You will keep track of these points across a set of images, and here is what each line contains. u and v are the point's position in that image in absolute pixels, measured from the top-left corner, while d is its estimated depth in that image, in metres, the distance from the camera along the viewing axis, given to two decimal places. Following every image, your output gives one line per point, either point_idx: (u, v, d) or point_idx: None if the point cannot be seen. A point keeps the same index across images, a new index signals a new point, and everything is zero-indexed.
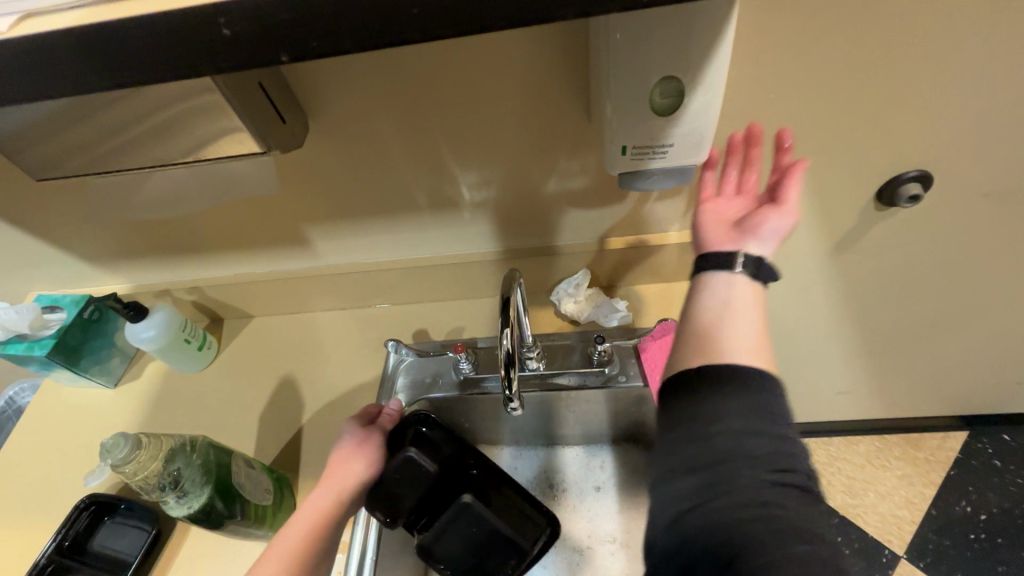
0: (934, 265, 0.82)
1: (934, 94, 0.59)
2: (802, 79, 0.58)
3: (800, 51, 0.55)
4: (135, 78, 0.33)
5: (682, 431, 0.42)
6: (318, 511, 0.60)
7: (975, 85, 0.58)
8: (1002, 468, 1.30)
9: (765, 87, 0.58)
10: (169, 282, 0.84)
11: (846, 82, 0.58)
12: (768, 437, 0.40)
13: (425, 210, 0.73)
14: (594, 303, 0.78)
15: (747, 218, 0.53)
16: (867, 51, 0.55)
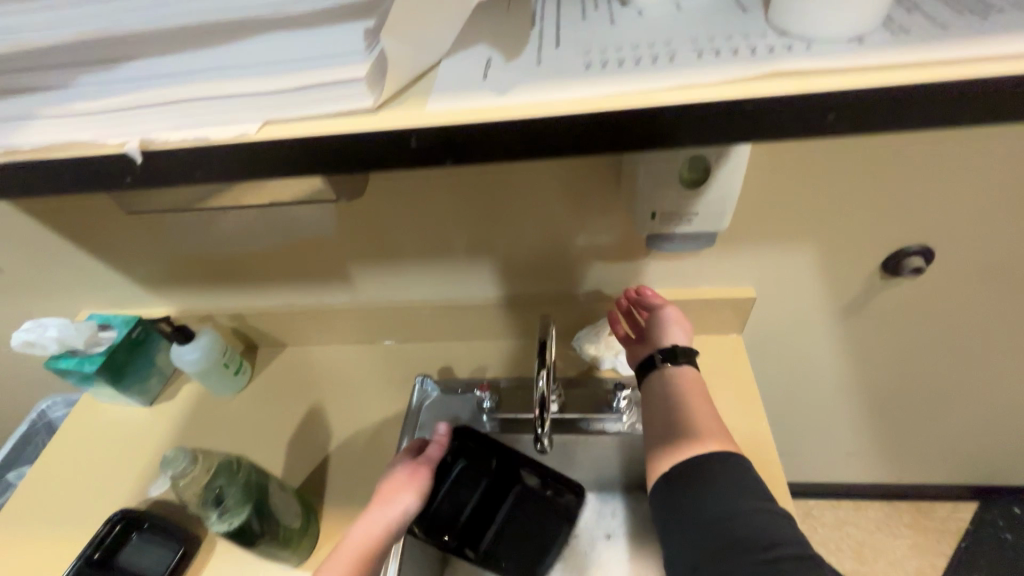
0: (938, 334, 0.86)
1: (935, 179, 0.65)
2: (815, 160, 0.64)
3: (813, 136, 0.62)
4: (246, 163, 0.38)
5: (676, 504, 0.57)
6: (367, 536, 0.62)
7: (971, 174, 0.64)
8: (1012, 541, 1.29)
9: (781, 165, 0.65)
10: (213, 308, 0.90)
11: (854, 164, 0.64)
12: (748, 512, 0.54)
13: (462, 256, 0.78)
14: (614, 351, 0.82)
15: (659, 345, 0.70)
16: (874, 139, 0.61)
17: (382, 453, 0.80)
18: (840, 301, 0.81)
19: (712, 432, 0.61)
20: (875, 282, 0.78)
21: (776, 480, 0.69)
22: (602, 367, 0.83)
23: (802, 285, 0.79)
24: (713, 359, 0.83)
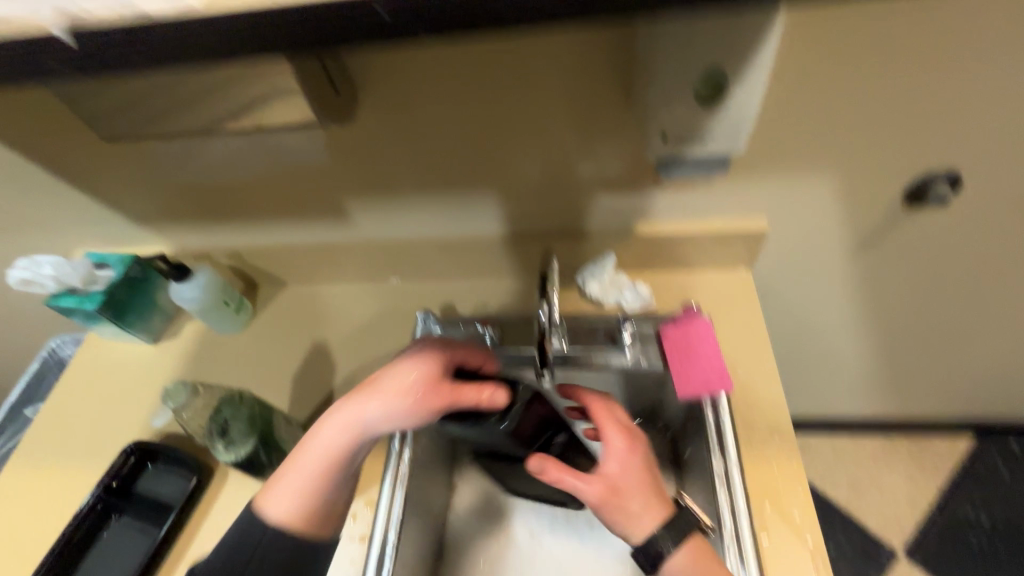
0: (956, 267, 0.83)
1: (973, 97, 0.60)
2: (843, 75, 0.59)
3: (843, 47, 0.56)
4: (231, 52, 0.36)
5: None
6: (329, 449, 0.60)
7: (1014, 90, 0.58)
8: (1007, 473, 1.32)
9: (805, 82, 0.60)
10: (211, 245, 0.88)
11: (886, 81, 0.59)
12: None
13: (462, 188, 0.75)
14: (618, 287, 0.80)
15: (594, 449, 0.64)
16: (910, 50, 0.56)
17: None
18: (857, 235, 0.78)
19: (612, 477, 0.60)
20: (896, 214, 0.74)
21: (777, 414, 0.69)
22: (606, 305, 0.81)
23: (819, 218, 0.76)
24: (721, 295, 0.81)
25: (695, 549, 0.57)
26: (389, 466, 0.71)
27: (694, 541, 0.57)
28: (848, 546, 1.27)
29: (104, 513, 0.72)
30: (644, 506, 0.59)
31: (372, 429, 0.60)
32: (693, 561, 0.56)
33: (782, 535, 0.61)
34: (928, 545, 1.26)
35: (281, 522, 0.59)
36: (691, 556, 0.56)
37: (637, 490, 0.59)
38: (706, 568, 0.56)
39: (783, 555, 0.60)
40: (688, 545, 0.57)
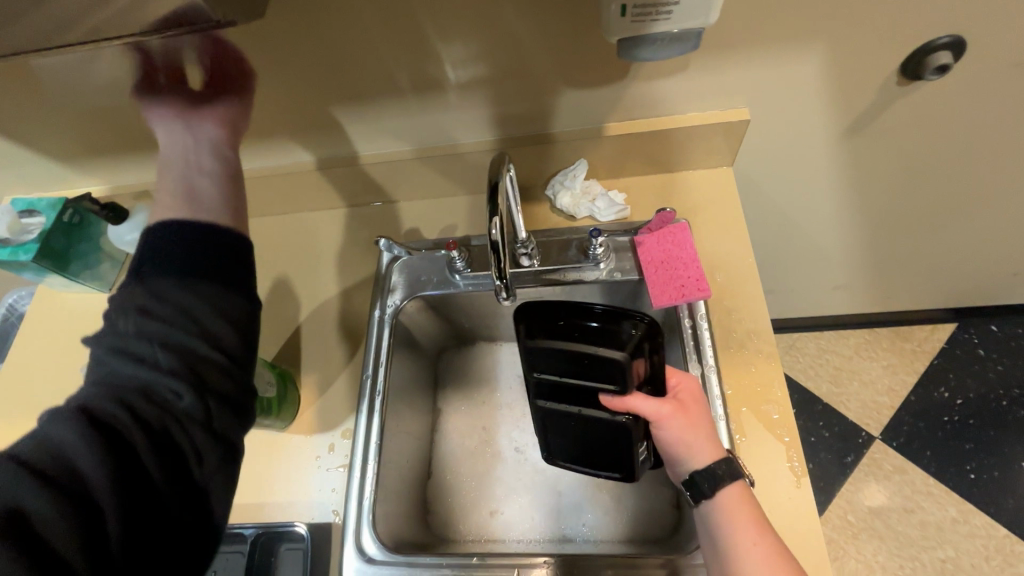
0: (950, 147, 0.77)
1: None
2: None
3: None
4: None
5: None
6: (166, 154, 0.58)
7: None
8: (985, 356, 1.35)
9: None
10: (148, 182, 0.81)
11: None
12: None
13: (410, 95, 0.67)
14: (590, 196, 0.75)
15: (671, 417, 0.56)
16: None
17: (354, 320, 0.77)
18: (846, 119, 0.71)
19: (670, 420, 0.55)
20: (889, 91, 0.67)
21: (756, 317, 0.67)
22: (577, 217, 0.76)
23: (805, 102, 0.69)
24: (700, 197, 0.75)
25: (738, 495, 0.52)
26: (364, 395, 0.70)
27: (739, 488, 0.53)
28: (828, 435, 1.33)
29: None
30: (691, 441, 0.55)
31: (202, 137, 0.58)
32: (736, 512, 0.52)
33: (760, 434, 0.61)
34: (903, 428, 1.31)
35: (163, 219, 0.52)
36: (732, 504, 0.52)
37: (687, 424, 0.55)
38: (740, 520, 0.51)
39: (761, 453, 0.60)
40: (734, 489, 0.53)
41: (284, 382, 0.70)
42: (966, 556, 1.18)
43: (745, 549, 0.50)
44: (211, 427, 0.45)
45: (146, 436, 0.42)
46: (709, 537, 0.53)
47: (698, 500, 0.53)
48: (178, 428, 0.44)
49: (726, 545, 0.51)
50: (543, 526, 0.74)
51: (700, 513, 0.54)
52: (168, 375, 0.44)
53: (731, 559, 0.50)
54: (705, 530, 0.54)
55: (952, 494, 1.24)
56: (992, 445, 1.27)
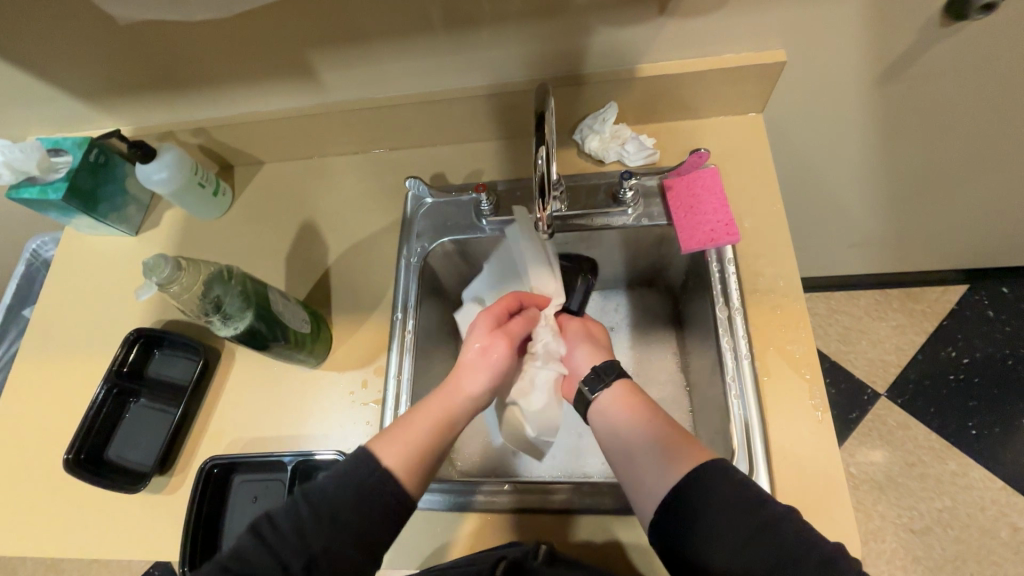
0: (985, 96, 0.76)
1: None
2: None
3: None
4: None
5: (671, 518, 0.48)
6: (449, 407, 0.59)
7: None
8: (993, 317, 1.36)
9: None
10: (173, 122, 0.81)
11: None
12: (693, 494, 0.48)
13: (441, 31, 0.66)
14: (620, 141, 0.75)
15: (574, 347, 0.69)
16: None
17: (382, 263, 0.78)
18: (883, 62, 0.70)
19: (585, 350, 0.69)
20: (931, 33, 0.66)
21: (783, 262, 0.68)
22: (606, 161, 0.76)
23: (843, 43, 0.68)
24: (730, 144, 0.75)
25: (626, 389, 0.59)
26: (394, 336, 0.71)
27: (626, 384, 0.60)
28: (834, 391, 1.36)
29: (122, 396, 0.75)
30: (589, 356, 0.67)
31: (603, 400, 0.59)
32: (624, 399, 0.58)
33: (784, 373, 0.63)
34: (908, 386, 1.34)
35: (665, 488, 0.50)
36: (619, 395, 0.59)
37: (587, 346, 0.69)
38: (627, 404, 0.58)
39: (783, 390, 0.62)
40: (621, 383, 0.60)
41: (317, 321, 0.72)
42: (963, 506, 1.23)
43: (641, 428, 0.55)
44: (365, 551, 0.49)
45: (311, 512, 0.49)
46: (608, 434, 0.57)
47: (593, 396, 0.60)
48: (339, 554, 0.48)
49: (624, 429, 0.56)
50: (563, 464, 0.77)
51: (597, 410, 0.59)
52: (311, 560, 0.47)
53: (631, 442, 0.55)
54: (603, 428, 0.58)
55: (952, 449, 1.27)
56: (994, 402, 1.30)
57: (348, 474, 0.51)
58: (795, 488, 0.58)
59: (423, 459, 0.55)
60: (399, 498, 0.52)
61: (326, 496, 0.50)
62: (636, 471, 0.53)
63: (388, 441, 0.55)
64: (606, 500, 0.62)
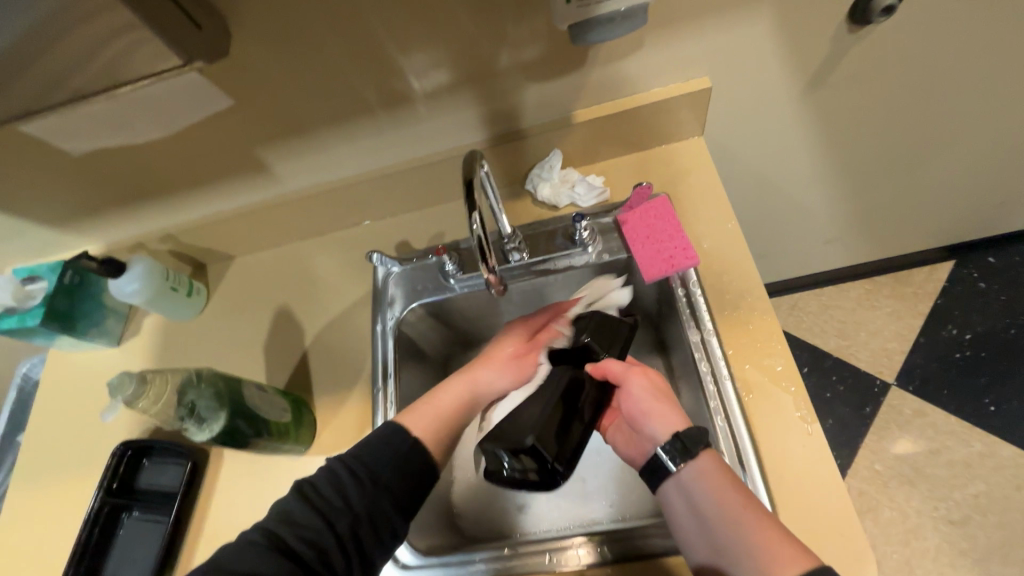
0: (912, 86, 0.79)
1: None
2: None
3: None
4: None
5: None
6: (462, 393, 0.65)
7: None
8: (986, 289, 1.35)
9: None
10: (142, 234, 0.84)
11: None
12: None
13: (379, 111, 0.69)
14: (570, 184, 0.77)
15: (649, 408, 0.58)
16: None
17: (359, 337, 0.79)
18: (805, 72, 0.73)
19: (656, 413, 0.57)
20: (842, 39, 0.69)
21: (747, 277, 0.68)
22: (560, 206, 0.78)
23: (762, 62, 0.70)
24: (677, 170, 0.77)
25: (714, 463, 0.52)
26: (377, 409, 0.71)
27: (714, 456, 0.53)
28: (843, 388, 1.33)
29: (113, 513, 0.74)
30: (654, 413, 0.57)
31: (688, 475, 0.52)
32: (711, 478, 0.52)
33: (765, 388, 0.62)
34: (916, 371, 1.31)
35: None
36: (707, 473, 0.52)
37: (650, 395, 0.59)
38: (713, 486, 0.51)
39: (766, 406, 0.61)
40: (707, 453, 0.53)
41: (298, 406, 0.71)
42: (999, 489, 1.18)
43: (739, 511, 0.49)
44: (401, 514, 0.53)
45: (351, 474, 0.53)
46: (688, 512, 0.52)
47: (676, 466, 0.53)
48: (378, 510, 0.52)
49: (707, 513, 0.50)
50: (568, 514, 0.75)
51: (679, 486, 0.53)
52: (355, 519, 0.51)
53: (724, 526, 0.49)
54: (681, 500, 0.53)
55: (975, 429, 1.24)
56: (1007, 375, 1.27)
57: (386, 441, 0.56)
58: (800, 507, 0.56)
59: (440, 426, 0.61)
60: (427, 462, 0.57)
61: (367, 461, 0.54)
62: (721, 561, 0.49)
63: (416, 412, 0.62)
64: (609, 548, 0.60)
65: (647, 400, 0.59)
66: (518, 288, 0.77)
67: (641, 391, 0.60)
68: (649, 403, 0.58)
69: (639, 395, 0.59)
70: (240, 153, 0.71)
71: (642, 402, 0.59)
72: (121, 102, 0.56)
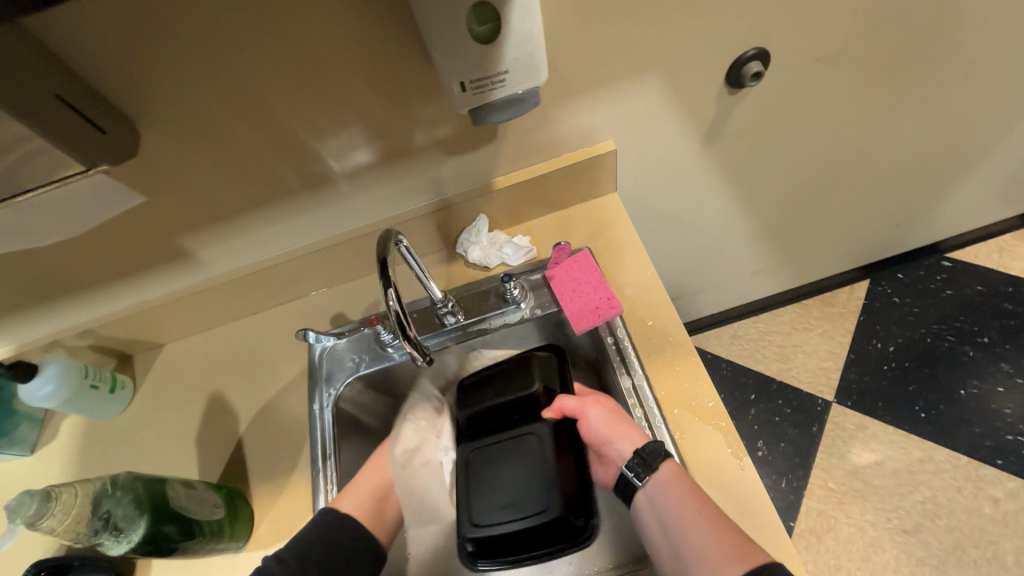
0: (795, 134, 0.88)
1: None
2: None
3: None
4: None
5: None
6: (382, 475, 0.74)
7: None
8: (901, 302, 1.46)
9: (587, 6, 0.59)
10: (58, 331, 0.80)
11: None
12: None
13: (302, 192, 0.70)
14: (498, 246, 0.80)
15: (612, 432, 0.65)
16: None
17: (297, 418, 0.76)
18: (699, 129, 0.80)
19: (619, 436, 0.65)
20: (724, 99, 0.76)
21: (670, 320, 0.72)
22: (490, 267, 0.80)
23: (660, 123, 0.77)
24: (597, 224, 0.81)
25: (675, 470, 0.59)
26: (317, 493, 0.70)
27: (674, 465, 0.60)
28: (789, 411, 1.38)
29: None
30: (615, 430, 0.65)
31: (656, 484, 0.59)
32: (673, 486, 0.58)
33: (697, 427, 0.64)
34: (852, 387, 1.38)
35: None
36: (668, 481, 0.58)
37: (606, 416, 0.67)
38: (676, 492, 0.57)
39: (701, 445, 0.63)
40: (668, 462, 0.60)
41: (232, 500, 0.67)
42: (941, 492, 1.24)
43: (690, 516, 0.55)
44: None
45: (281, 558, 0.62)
46: (657, 519, 0.58)
47: (641, 479, 0.60)
48: None
49: (672, 521, 0.56)
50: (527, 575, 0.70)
51: (646, 494, 0.60)
52: None
53: (682, 530, 0.55)
54: (650, 509, 0.59)
55: (912, 437, 1.30)
56: (931, 381, 1.36)
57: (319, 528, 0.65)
58: None
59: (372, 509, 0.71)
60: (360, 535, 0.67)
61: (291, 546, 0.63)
62: (684, 563, 0.55)
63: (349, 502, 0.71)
64: None
65: (606, 424, 0.66)
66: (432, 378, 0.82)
67: (600, 416, 0.67)
68: (613, 426, 0.66)
69: (602, 424, 0.67)
70: (161, 241, 0.71)
71: (602, 428, 0.66)
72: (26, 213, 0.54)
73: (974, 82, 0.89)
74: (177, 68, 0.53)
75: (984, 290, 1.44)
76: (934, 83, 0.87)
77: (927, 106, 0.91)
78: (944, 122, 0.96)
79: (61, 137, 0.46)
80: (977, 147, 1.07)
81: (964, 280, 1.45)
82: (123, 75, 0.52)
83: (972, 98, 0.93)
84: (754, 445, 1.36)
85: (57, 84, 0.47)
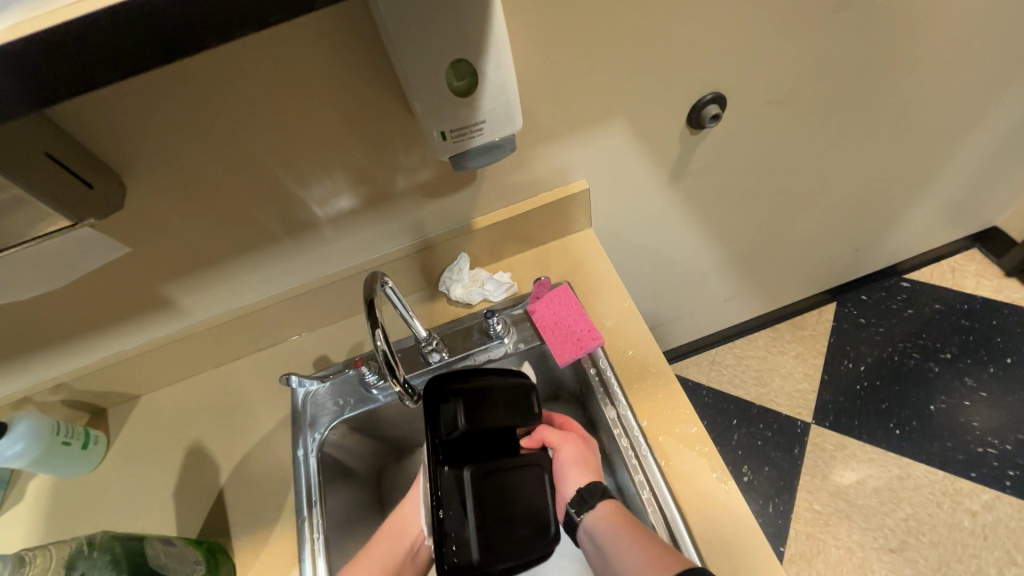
0: (756, 168, 0.94)
1: (695, 33, 0.67)
2: (586, 46, 0.64)
3: (574, 22, 0.61)
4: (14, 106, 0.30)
5: None
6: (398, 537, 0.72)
7: (722, 19, 0.67)
8: (866, 323, 1.52)
9: (556, 59, 0.64)
10: (29, 386, 0.77)
11: (622, 41, 0.65)
12: None
13: (285, 238, 0.72)
14: (479, 283, 0.82)
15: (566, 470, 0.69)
16: (627, 12, 0.62)
17: (280, 465, 0.75)
18: (665, 168, 0.85)
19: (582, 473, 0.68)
20: (687, 139, 0.82)
21: (648, 348, 0.74)
22: (473, 303, 0.82)
23: (628, 162, 0.82)
24: (574, 259, 0.85)
25: (612, 506, 0.62)
26: (304, 542, 0.67)
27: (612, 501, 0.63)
28: (771, 434, 1.41)
29: None
30: (579, 464, 0.69)
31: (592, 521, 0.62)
32: (605, 517, 0.61)
33: (681, 454, 0.66)
34: (829, 407, 1.42)
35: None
36: (603, 514, 0.62)
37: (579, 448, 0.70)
38: (609, 522, 0.61)
39: (685, 471, 0.65)
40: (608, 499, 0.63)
41: (214, 556, 0.66)
42: (922, 508, 1.26)
43: (619, 538, 0.58)
44: None
45: None
46: (594, 550, 0.61)
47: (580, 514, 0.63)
48: None
49: (606, 545, 0.59)
50: None
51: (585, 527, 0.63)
52: None
53: (613, 551, 0.58)
54: (589, 539, 0.62)
55: (889, 454, 1.34)
56: (903, 398, 1.40)
57: None
58: (726, 561, 0.59)
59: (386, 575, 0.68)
60: None
61: None
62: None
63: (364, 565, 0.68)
64: None
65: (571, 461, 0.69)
66: (415, 421, 0.83)
67: (564, 452, 0.70)
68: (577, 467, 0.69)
69: (565, 460, 0.70)
70: (141, 290, 0.71)
71: (565, 460, 0.70)
72: (5, 267, 0.54)
73: (912, 119, 0.97)
74: (163, 127, 0.54)
75: (942, 308, 1.51)
76: (878, 120, 0.94)
77: (872, 142, 0.99)
78: (890, 154, 1.04)
79: (50, 195, 0.47)
80: (921, 175, 1.15)
81: (921, 299, 1.53)
82: (112, 135, 0.53)
83: (912, 132, 1.01)
84: (740, 471, 1.37)
85: (46, 142, 0.47)
